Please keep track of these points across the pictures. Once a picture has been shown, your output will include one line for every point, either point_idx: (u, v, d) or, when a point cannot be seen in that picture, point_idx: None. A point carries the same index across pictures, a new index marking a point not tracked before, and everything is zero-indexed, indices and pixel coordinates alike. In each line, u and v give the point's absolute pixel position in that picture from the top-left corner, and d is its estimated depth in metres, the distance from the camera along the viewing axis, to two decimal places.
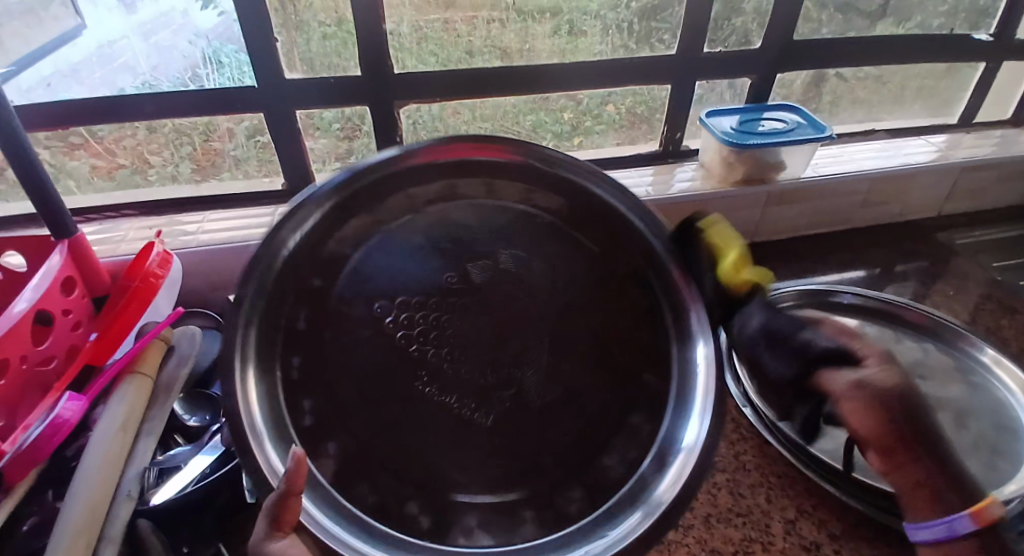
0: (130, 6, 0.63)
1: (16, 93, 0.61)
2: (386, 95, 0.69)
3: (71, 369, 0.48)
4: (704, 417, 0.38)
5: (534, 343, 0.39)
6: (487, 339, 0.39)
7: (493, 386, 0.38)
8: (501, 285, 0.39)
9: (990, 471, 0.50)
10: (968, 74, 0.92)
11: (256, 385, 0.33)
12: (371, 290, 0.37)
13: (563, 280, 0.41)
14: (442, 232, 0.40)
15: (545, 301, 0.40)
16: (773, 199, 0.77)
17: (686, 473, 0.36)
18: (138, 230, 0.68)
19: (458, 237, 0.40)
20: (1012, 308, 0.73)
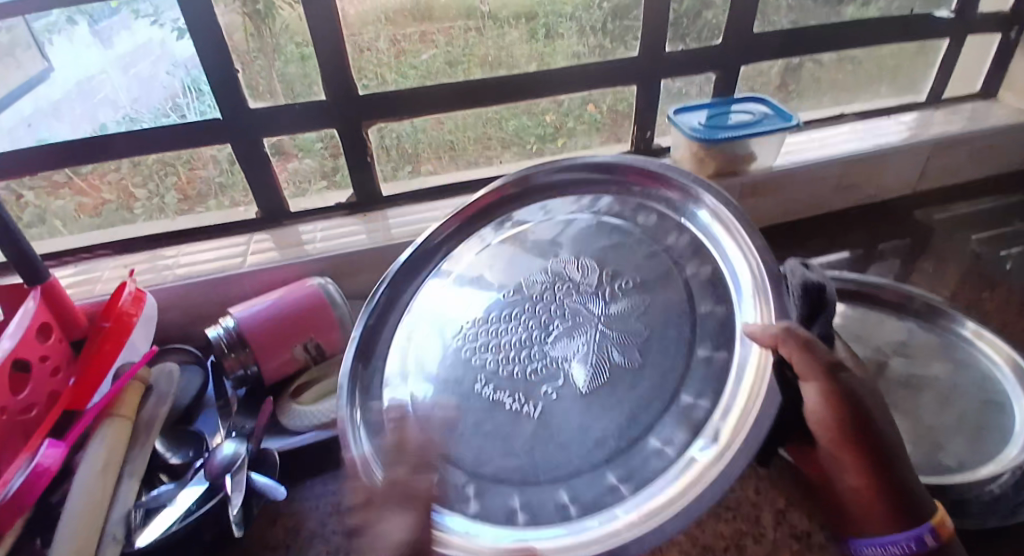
0: (106, 41, 0.63)
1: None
2: (353, 116, 0.69)
3: (52, 415, 0.47)
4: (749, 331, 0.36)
5: (580, 316, 0.42)
6: (534, 327, 0.42)
7: (539, 381, 0.39)
8: (554, 285, 0.44)
9: (978, 447, 0.50)
10: (933, 52, 0.93)
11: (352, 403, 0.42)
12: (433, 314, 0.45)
13: (606, 256, 0.45)
14: (489, 262, 0.48)
15: (590, 281, 0.44)
16: (746, 190, 0.78)
17: (746, 421, 0.32)
18: (116, 268, 0.68)
19: (506, 258, 0.48)
20: (992, 281, 0.73)
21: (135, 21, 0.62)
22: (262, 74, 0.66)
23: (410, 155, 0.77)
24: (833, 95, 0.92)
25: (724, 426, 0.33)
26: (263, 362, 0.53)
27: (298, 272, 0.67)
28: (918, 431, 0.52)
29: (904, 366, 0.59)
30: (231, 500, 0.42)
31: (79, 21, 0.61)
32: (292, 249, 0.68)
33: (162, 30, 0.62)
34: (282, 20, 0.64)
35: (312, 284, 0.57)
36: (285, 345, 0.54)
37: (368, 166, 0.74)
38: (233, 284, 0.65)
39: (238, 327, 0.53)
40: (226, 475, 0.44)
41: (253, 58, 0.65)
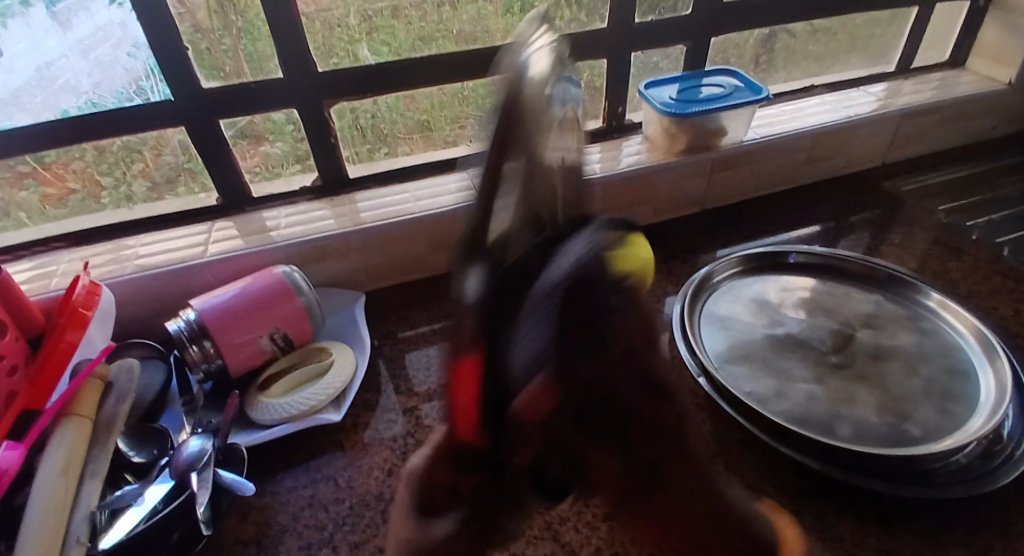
0: (64, 22, 0.60)
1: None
2: (314, 96, 0.67)
3: (9, 416, 0.45)
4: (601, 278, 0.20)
5: None
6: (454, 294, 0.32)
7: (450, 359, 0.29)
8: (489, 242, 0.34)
9: (942, 416, 0.51)
10: (904, 20, 0.93)
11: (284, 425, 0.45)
12: None
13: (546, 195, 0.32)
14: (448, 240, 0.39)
15: None
16: (717, 165, 0.77)
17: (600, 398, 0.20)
18: (72, 262, 0.65)
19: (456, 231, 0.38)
20: (958, 250, 0.74)
21: (94, 1, 0.59)
22: (227, 54, 0.63)
23: (386, 136, 0.75)
24: (804, 66, 0.92)
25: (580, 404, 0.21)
26: (227, 355, 0.52)
27: (264, 260, 0.65)
28: (884, 401, 0.52)
29: (872, 338, 0.59)
30: (197, 499, 0.42)
31: (35, 4, 0.59)
32: (257, 237, 0.66)
33: (122, 10, 0.59)
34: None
35: (277, 273, 0.56)
36: (250, 337, 0.53)
37: (334, 149, 0.71)
38: (196, 275, 0.63)
39: (199, 319, 0.52)
40: (191, 472, 0.44)
41: (218, 36, 0.62)
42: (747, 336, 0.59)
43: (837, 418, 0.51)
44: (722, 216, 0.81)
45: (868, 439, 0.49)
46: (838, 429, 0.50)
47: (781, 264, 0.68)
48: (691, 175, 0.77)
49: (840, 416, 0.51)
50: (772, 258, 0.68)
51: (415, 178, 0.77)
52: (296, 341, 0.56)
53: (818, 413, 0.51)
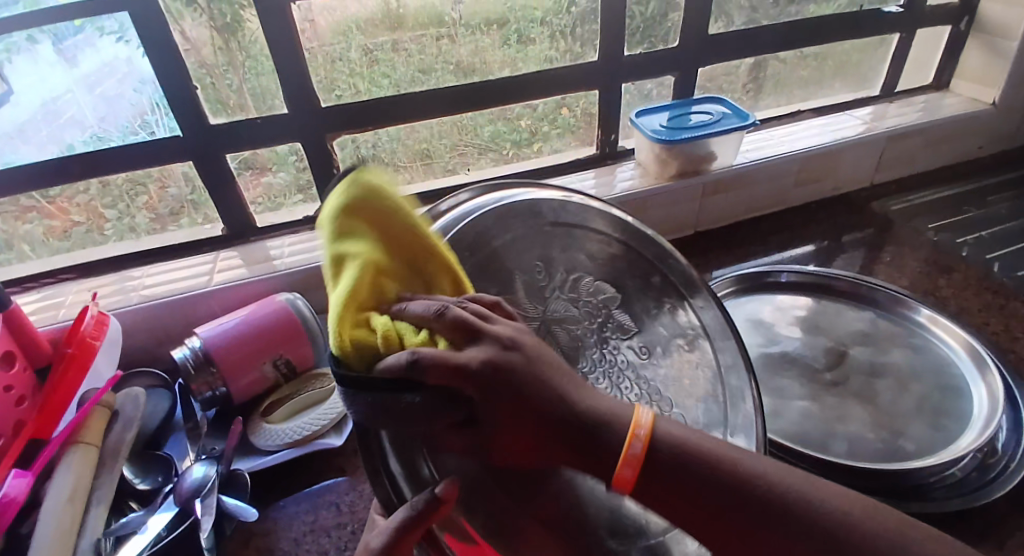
0: (69, 60, 0.61)
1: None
2: (318, 129, 0.69)
3: (16, 445, 0.46)
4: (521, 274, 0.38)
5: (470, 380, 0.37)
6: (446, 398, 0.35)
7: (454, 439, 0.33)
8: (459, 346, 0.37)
9: (936, 431, 0.52)
10: (886, 45, 0.96)
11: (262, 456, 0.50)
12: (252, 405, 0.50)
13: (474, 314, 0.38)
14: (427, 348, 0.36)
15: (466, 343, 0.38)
16: (709, 189, 0.79)
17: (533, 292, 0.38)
18: (79, 292, 0.67)
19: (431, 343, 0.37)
20: (948, 267, 0.76)
21: (100, 39, 0.60)
22: (231, 89, 0.66)
23: (385, 165, 0.77)
24: (792, 91, 0.95)
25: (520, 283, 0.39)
26: (230, 382, 0.53)
27: (267, 288, 0.66)
28: (879, 418, 0.53)
29: (865, 355, 0.60)
30: (201, 525, 0.42)
31: (41, 41, 0.59)
32: (261, 266, 0.68)
33: (128, 47, 0.61)
34: (249, 33, 0.64)
35: (279, 301, 0.57)
36: (253, 364, 0.54)
37: (335, 179, 0.74)
38: (200, 304, 0.65)
39: (204, 347, 0.53)
40: (196, 499, 0.44)
41: (222, 72, 0.65)
42: None
43: (832, 436, 0.51)
44: (716, 239, 0.83)
45: (864, 456, 0.49)
46: (834, 446, 0.50)
47: (774, 284, 0.69)
48: (683, 199, 0.79)
49: (835, 433, 0.51)
50: (765, 277, 0.70)
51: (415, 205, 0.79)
52: (298, 367, 0.57)
53: (812, 430, 0.52)
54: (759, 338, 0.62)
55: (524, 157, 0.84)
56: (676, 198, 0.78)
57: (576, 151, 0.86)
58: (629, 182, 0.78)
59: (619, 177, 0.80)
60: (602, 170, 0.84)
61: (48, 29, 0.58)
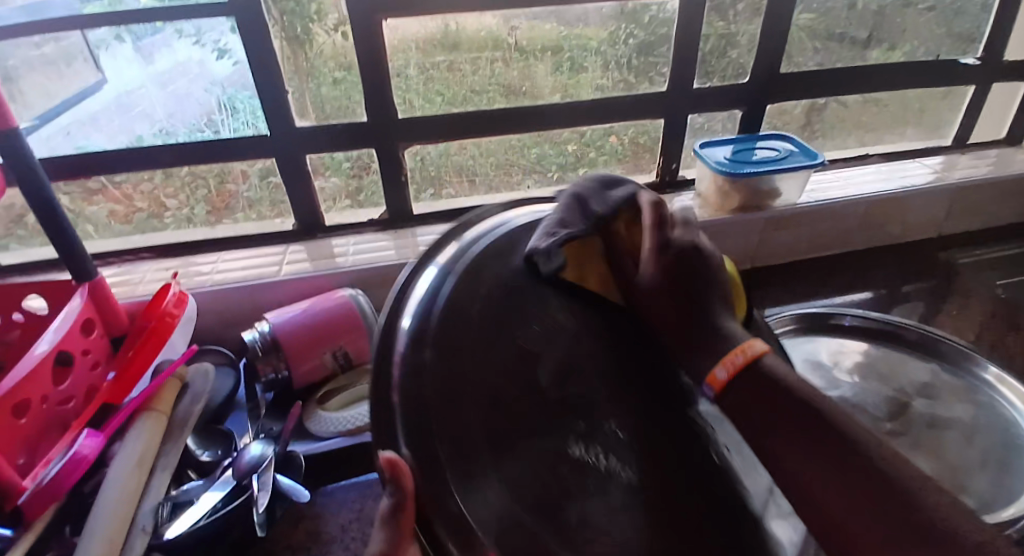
0: (147, 58, 0.66)
1: (40, 143, 0.65)
2: (389, 139, 0.73)
3: (89, 408, 0.49)
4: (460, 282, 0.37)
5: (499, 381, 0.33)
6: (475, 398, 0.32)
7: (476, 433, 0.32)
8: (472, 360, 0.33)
9: (997, 489, 0.49)
10: (960, 96, 0.94)
11: (319, 448, 0.52)
12: (315, 427, 0.53)
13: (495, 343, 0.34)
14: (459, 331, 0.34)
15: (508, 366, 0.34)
16: (769, 225, 0.79)
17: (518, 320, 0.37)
18: (155, 271, 0.71)
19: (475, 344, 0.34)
20: (1017, 324, 0.73)
21: (177, 40, 0.65)
22: (296, 94, 0.69)
23: (438, 177, 0.80)
24: (859, 135, 0.94)
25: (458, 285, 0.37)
26: (294, 367, 0.55)
27: (329, 282, 0.69)
28: (939, 470, 0.51)
29: (927, 407, 0.58)
30: (258, 501, 0.44)
31: (125, 39, 0.64)
32: (325, 261, 0.71)
33: (202, 51, 0.66)
34: (318, 45, 0.67)
35: (343, 296, 0.59)
36: (316, 352, 0.56)
37: (401, 186, 0.77)
38: (268, 292, 0.67)
39: (272, 331, 0.55)
40: (253, 476, 0.46)
41: (290, 78, 0.68)
42: None
43: None
44: (771, 275, 0.82)
45: None
46: None
47: (833, 326, 0.68)
48: (741, 233, 0.79)
49: None
50: (826, 318, 0.69)
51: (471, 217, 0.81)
52: (356, 359, 0.58)
53: None
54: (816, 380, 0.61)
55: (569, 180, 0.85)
56: (734, 232, 0.78)
57: (631, 177, 0.87)
58: None
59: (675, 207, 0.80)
60: (659, 199, 0.84)
61: (132, 29, 0.63)
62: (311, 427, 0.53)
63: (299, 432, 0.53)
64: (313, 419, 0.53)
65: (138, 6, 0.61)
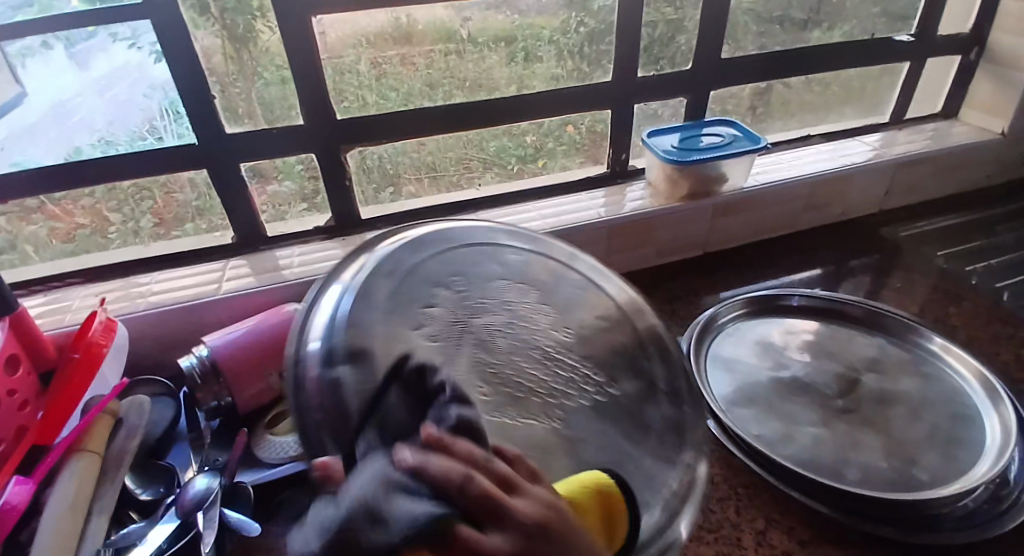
0: (82, 63, 0.62)
1: None
2: (333, 143, 0.70)
3: (19, 451, 0.45)
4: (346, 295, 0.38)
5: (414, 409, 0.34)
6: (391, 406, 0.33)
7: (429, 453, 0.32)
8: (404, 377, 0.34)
9: (947, 461, 0.51)
10: (896, 74, 0.97)
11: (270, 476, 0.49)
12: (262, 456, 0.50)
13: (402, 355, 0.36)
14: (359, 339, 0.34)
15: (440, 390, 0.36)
16: (718, 211, 0.80)
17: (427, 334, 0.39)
18: (86, 297, 0.66)
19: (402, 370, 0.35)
20: (958, 295, 0.76)
21: (112, 44, 0.61)
22: (239, 95, 0.66)
23: (391, 176, 0.77)
24: (801, 116, 0.95)
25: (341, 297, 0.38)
26: (237, 392, 0.53)
27: (277, 297, 0.66)
28: (891, 447, 0.52)
29: (876, 382, 0.60)
30: (203, 540, 0.42)
31: (55, 45, 0.60)
32: (270, 275, 0.68)
33: (141, 53, 0.61)
34: (262, 43, 0.64)
35: (288, 311, 0.57)
36: (260, 374, 0.54)
37: (347, 192, 0.74)
38: (208, 312, 0.64)
39: (211, 355, 0.53)
40: (199, 512, 0.44)
41: (233, 79, 0.65)
42: (754, 378, 0.60)
43: (844, 463, 0.51)
44: (724, 260, 0.83)
45: (875, 483, 0.49)
46: (846, 473, 0.50)
47: (783, 307, 0.69)
48: (693, 220, 0.79)
49: (847, 460, 0.51)
50: (776, 300, 0.70)
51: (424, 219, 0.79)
52: None
53: (826, 456, 0.51)
54: (768, 363, 0.62)
55: (529, 172, 0.84)
56: (685, 219, 0.79)
57: (586, 168, 0.86)
58: (640, 201, 0.78)
59: (628, 197, 0.80)
60: (612, 189, 0.84)
61: (63, 34, 0.59)
62: (260, 456, 0.50)
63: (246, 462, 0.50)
64: (262, 446, 0.51)
65: (69, 10, 0.57)
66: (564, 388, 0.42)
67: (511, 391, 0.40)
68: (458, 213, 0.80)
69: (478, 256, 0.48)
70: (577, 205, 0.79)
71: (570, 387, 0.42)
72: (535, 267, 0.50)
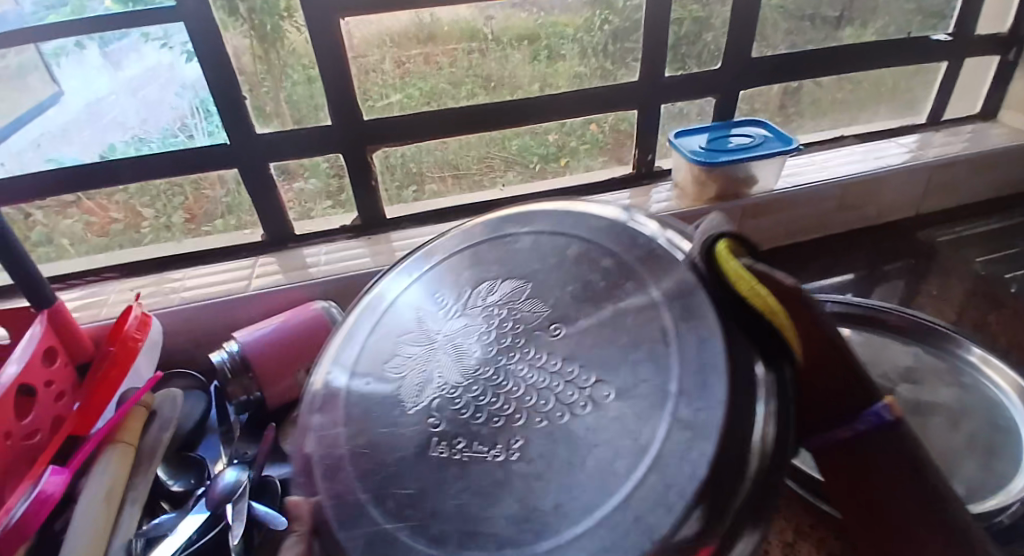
0: (116, 63, 0.63)
1: (11, 158, 0.64)
2: (357, 142, 0.71)
3: (56, 441, 0.47)
4: (346, 333, 0.43)
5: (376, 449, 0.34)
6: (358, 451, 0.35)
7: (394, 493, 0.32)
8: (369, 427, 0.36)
9: (985, 473, 0.50)
10: (932, 73, 0.94)
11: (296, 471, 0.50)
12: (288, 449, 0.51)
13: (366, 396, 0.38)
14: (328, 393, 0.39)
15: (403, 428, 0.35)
16: (747, 213, 0.78)
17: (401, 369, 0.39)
18: (121, 292, 0.68)
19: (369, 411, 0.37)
20: (997, 302, 0.73)
21: (145, 45, 0.62)
22: (269, 96, 0.67)
23: (415, 174, 0.78)
24: (833, 117, 0.93)
25: (357, 325, 0.43)
26: (266, 387, 0.54)
27: (302, 295, 0.67)
28: None
29: (910, 392, 0.58)
30: (232, 531, 0.43)
31: (89, 45, 0.61)
32: (297, 273, 0.69)
33: (172, 53, 0.62)
34: (289, 43, 0.65)
35: (316, 308, 0.58)
36: (289, 370, 0.54)
37: (372, 191, 0.75)
38: (237, 309, 0.66)
39: (241, 351, 0.53)
40: (228, 504, 0.45)
41: (262, 79, 0.66)
42: None
43: None
44: None
45: None
46: None
47: None
48: None
49: None
50: None
51: (447, 219, 0.79)
52: None
53: None
54: None
55: (552, 172, 0.83)
56: None
57: (610, 169, 0.86)
58: (665, 203, 0.77)
59: (654, 198, 0.79)
60: (636, 191, 0.83)
61: (100, 35, 0.60)
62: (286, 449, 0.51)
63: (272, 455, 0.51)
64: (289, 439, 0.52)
65: (103, 11, 0.59)
66: (498, 410, 0.34)
67: (474, 419, 0.34)
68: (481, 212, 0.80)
69: (485, 251, 0.45)
70: None
71: (548, 405, 0.33)
72: (541, 258, 0.42)
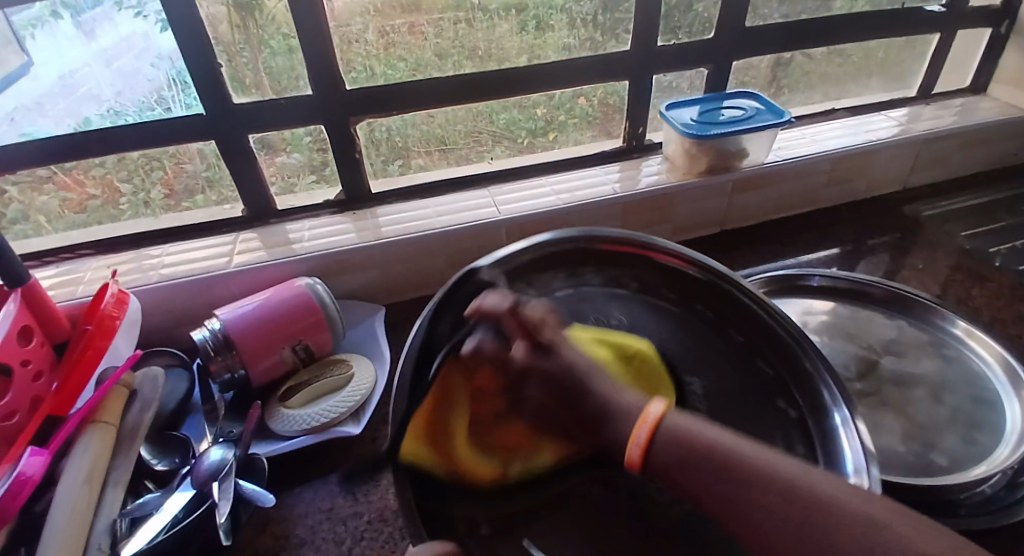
0: (89, 33, 0.60)
1: None
2: (339, 114, 0.68)
3: (34, 422, 0.45)
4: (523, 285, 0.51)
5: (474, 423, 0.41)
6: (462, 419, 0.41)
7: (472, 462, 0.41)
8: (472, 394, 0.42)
9: (968, 446, 0.50)
10: (924, 46, 0.93)
11: (281, 448, 0.50)
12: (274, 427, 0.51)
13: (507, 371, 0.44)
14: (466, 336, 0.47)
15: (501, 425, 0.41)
16: (737, 187, 0.78)
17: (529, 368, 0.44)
18: (97, 269, 0.66)
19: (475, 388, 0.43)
20: (980, 276, 0.74)
21: (119, 14, 0.59)
22: (248, 66, 0.64)
23: (400, 148, 0.76)
24: (825, 89, 0.92)
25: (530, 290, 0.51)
26: (250, 366, 0.53)
27: (286, 272, 0.66)
28: (909, 429, 0.52)
29: (895, 365, 0.59)
30: (218, 509, 0.42)
31: (63, 15, 0.59)
32: (280, 249, 0.67)
33: (146, 22, 0.59)
34: (267, 11, 0.62)
35: (300, 285, 0.57)
36: (273, 348, 0.53)
37: (355, 164, 0.73)
38: (219, 285, 0.64)
39: (224, 329, 0.52)
40: (213, 482, 0.44)
41: (240, 49, 0.63)
42: None
43: None
44: (740, 238, 0.81)
45: (894, 468, 0.48)
46: None
47: (802, 287, 0.68)
48: (710, 196, 0.77)
49: None
50: (796, 280, 0.68)
51: (434, 193, 0.77)
52: (317, 352, 0.56)
53: None
54: None
55: (540, 146, 0.82)
56: (702, 195, 0.77)
57: (599, 142, 0.84)
58: (655, 177, 0.76)
59: (644, 172, 0.78)
60: (627, 164, 0.82)
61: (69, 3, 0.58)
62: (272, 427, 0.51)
63: (258, 433, 0.51)
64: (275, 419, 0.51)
65: None
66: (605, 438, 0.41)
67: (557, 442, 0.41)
68: (469, 185, 0.79)
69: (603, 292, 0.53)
70: (590, 181, 0.77)
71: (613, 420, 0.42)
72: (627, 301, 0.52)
